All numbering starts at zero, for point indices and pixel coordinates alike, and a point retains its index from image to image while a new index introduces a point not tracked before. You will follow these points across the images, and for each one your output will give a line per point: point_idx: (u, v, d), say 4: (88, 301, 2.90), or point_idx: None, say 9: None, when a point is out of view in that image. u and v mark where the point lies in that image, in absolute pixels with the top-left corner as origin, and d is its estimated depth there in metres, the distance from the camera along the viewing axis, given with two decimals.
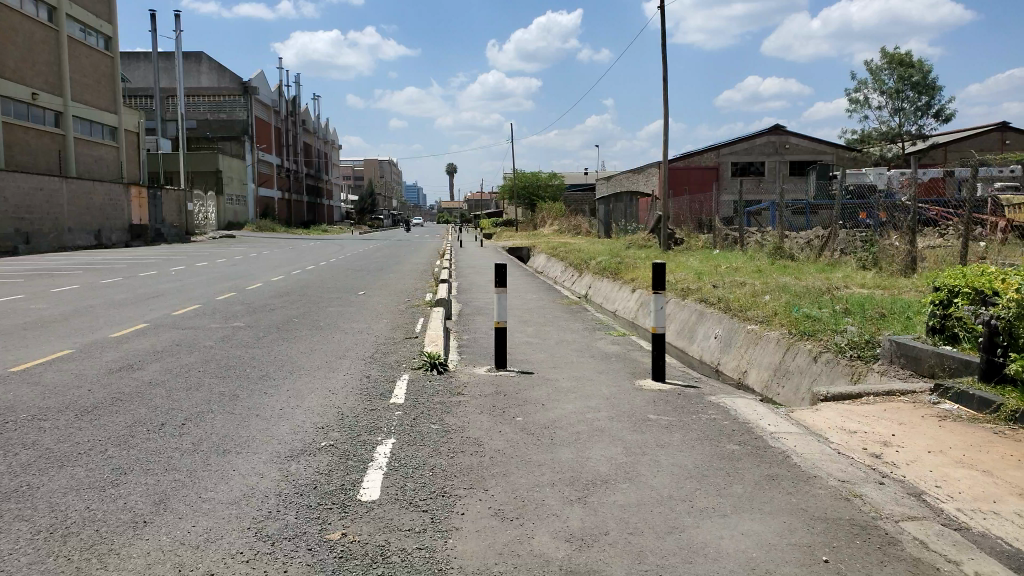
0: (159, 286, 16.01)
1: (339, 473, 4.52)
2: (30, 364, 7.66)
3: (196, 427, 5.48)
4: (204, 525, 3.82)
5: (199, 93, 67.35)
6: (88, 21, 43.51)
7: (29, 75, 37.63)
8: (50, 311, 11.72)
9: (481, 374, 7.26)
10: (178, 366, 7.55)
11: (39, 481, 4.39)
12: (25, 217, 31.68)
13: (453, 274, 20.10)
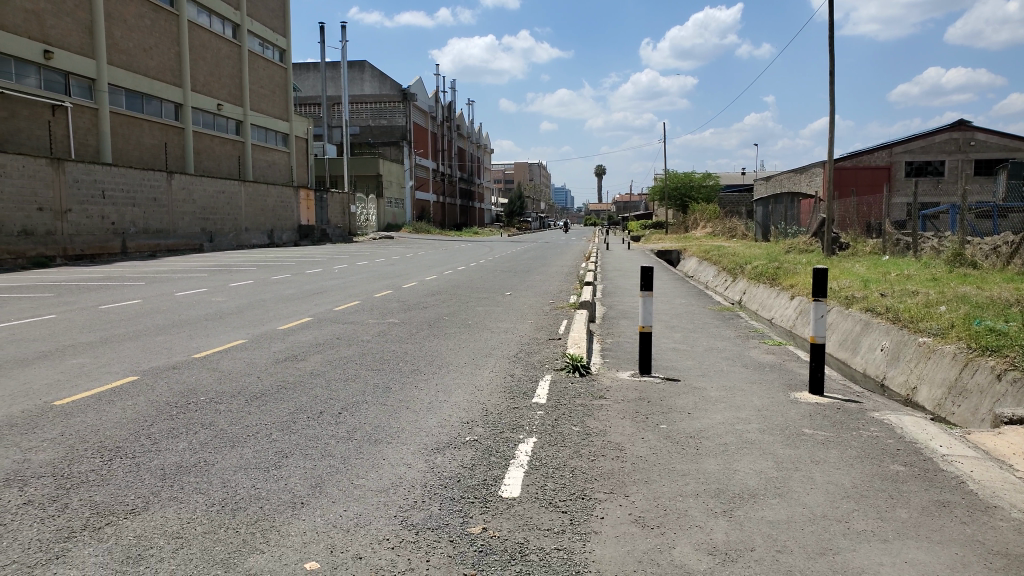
0: (324, 282, 17.04)
1: (482, 468, 4.61)
2: (210, 351, 8.40)
3: (351, 415, 5.79)
4: (355, 509, 4.01)
5: (363, 101, 70.67)
6: (266, 35, 47.28)
7: (216, 87, 41.33)
8: (229, 304, 12.80)
9: (625, 379, 7.18)
10: (337, 358, 8.00)
11: (215, 457, 4.80)
12: (210, 218, 34.78)
13: (600, 276, 20.00)
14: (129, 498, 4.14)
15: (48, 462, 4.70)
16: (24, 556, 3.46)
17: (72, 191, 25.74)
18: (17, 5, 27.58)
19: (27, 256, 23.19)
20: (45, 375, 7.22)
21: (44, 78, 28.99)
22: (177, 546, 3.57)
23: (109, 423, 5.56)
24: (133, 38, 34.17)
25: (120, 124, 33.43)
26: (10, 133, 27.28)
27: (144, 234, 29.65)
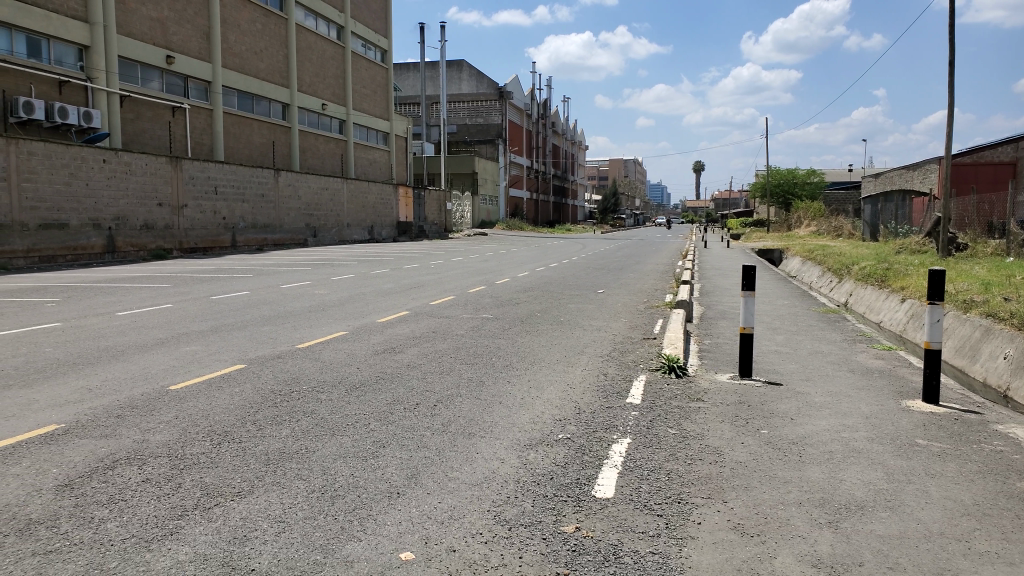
0: (421, 277, 17.40)
1: (575, 467, 4.57)
2: (312, 342, 8.70)
3: (446, 408, 5.87)
4: (449, 502, 4.05)
5: (461, 99, 71.83)
6: (369, 36, 48.65)
7: (321, 87, 42.84)
8: (331, 297, 13.24)
9: (723, 381, 6.97)
10: (433, 351, 8.14)
11: (316, 445, 4.96)
12: (315, 214, 36.14)
13: (697, 275, 19.55)
14: (236, 481, 4.32)
15: (165, 443, 4.97)
16: (142, 531, 3.66)
17: (188, 188, 27.22)
18: (144, 12, 29.44)
19: (148, 249, 25.19)
20: (162, 360, 7.65)
21: (165, 82, 30.81)
22: (279, 529, 3.71)
23: (221, 408, 5.84)
24: (245, 42, 35.86)
25: (233, 124, 35.09)
26: (135, 134, 29.08)
27: (252, 229, 31.06)
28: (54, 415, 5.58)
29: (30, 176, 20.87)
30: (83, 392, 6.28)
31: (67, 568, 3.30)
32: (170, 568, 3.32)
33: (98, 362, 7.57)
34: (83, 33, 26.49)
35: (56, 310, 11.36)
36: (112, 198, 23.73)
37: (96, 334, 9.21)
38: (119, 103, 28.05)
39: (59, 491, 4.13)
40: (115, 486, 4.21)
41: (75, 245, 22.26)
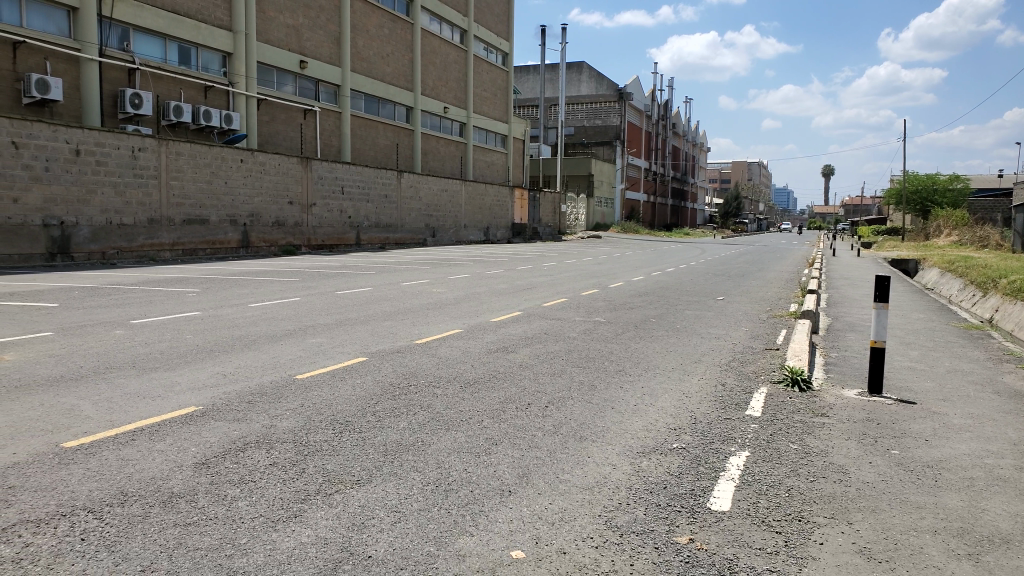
0: (534, 279, 17.52)
1: (690, 477, 4.47)
2: (429, 339, 8.91)
3: (558, 410, 5.88)
4: (560, 504, 4.05)
5: (580, 101, 71.90)
6: (491, 40, 49.46)
7: (443, 91, 43.93)
8: (447, 295, 13.55)
9: (850, 397, 6.62)
10: (546, 353, 8.17)
11: (431, 439, 5.09)
12: (434, 215, 37.07)
13: (823, 284, 18.65)
14: (356, 469, 4.49)
15: (290, 430, 5.23)
16: (270, 511, 3.87)
17: (317, 187, 28.56)
18: (281, 20, 31.18)
19: (278, 244, 26.66)
20: (289, 350, 8.08)
21: (299, 86, 32.45)
22: (395, 519, 3.82)
23: (343, 398, 6.09)
24: (373, 46, 37.30)
25: (359, 127, 36.53)
26: (270, 135, 30.78)
27: (375, 228, 32.27)
28: (194, 398, 6.00)
29: (177, 175, 22.48)
30: (219, 377, 6.74)
31: (204, 540, 3.53)
32: (294, 548, 3.48)
33: (232, 349, 8.07)
34: (227, 41, 28.29)
35: (197, 300, 12.24)
36: (247, 196, 25.21)
37: (232, 323, 9.84)
38: (257, 107, 29.80)
39: (197, 468, 4.43)
40: (245, 467, 4.47)
41: (213, 239, 23.86)
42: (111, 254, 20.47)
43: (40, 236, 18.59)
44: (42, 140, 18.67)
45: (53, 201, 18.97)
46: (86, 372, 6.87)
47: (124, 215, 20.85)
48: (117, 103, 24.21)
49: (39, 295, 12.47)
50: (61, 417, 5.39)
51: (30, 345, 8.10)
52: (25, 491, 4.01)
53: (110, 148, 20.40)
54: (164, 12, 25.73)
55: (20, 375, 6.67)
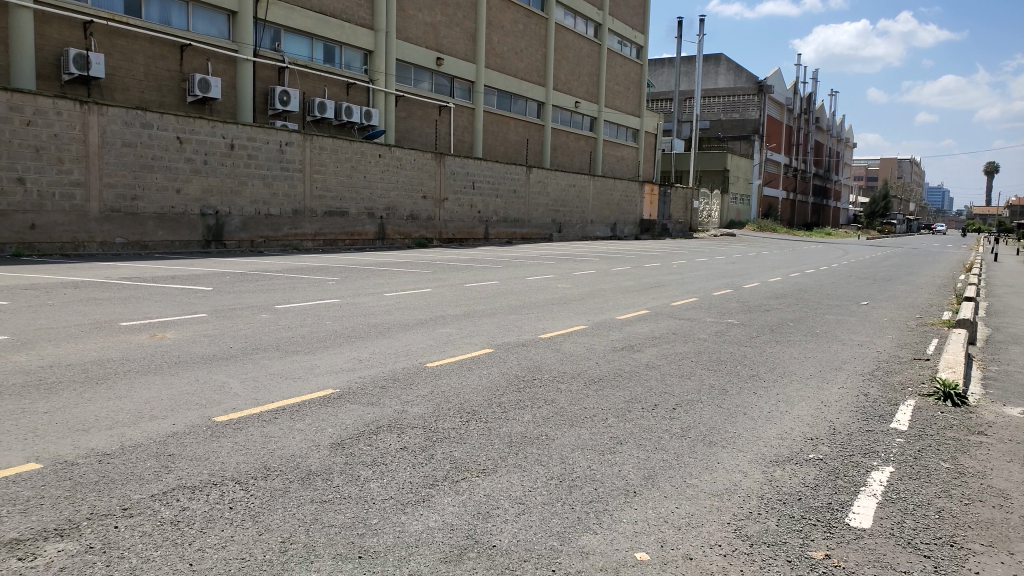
0: (663, 277, 17.19)
1: (826, 490, 4.24)
2: (554, 334, 8.91)
3: (686, 413, 5.73)
4: (686, 508, 3.95)
5: (716, 94, 69.80)
6: (625, 33, 48.93)
7: (575, 86, 43.90)
8: (574, 291, 13.53)
9: (1014, 416, 6.05)
10: (674, 353, 7.98)
11: (555, 433, 5.10)
12: (561, 210, 37.12)
13: (983, 292, 17.17)
14: (481, 459, 4.56)
15: (421, 415, 5.39)
16: (399, 494, 4.00)
17: (450, 182, 29.28)
18: (420, 18, 32.18)
19: (411, 237, 27.56)
20: (419, 339, 8.32)
21: (435, 82, 33.39)
22: (519, 511, 3.85)
23: (470, 388, 6.19)
24: (507, 42, 37.81)
25: (492, 122, 37.12)
26: (407, 130, 31.83)
27: (504, 223, 32.72)
28: (331, 381, 6.30)
29: (320, 169, 23.68)
30: (355, 362, 7.05)
31: (338, 517, 3.69)
32: (421, 532, 3.58)
33: (367, 336, 8.42)
34: (369, 39, 29.49)
35: (335, 288, 12.85)
36: (384, 189, 26.19)
37: (367, 311, 10.27)
38: (395, 103, 30.91)
39: (333, 448, 4.65)
40: (377, 450, 4.64)
41: (351, 231, 25.00)
42: (259, 242, 21.87)
43: (197, 224, 20.14)
44: (203, 136, 20.18)
45: (210, 192, 20.45)
46: (236, 352, 7.37)
47: (271, 206, 22.19)
48: (268, 100, 25.79)
49: (196, 279, 13.51)
50: (214, 393, 5.80)
51: (188, 325, 8.78)
52: (183, 459, 4.36)
53: (261, 143, 21.77)
54: (313, 13, 27.15)
55: (180, 352, 7.25)
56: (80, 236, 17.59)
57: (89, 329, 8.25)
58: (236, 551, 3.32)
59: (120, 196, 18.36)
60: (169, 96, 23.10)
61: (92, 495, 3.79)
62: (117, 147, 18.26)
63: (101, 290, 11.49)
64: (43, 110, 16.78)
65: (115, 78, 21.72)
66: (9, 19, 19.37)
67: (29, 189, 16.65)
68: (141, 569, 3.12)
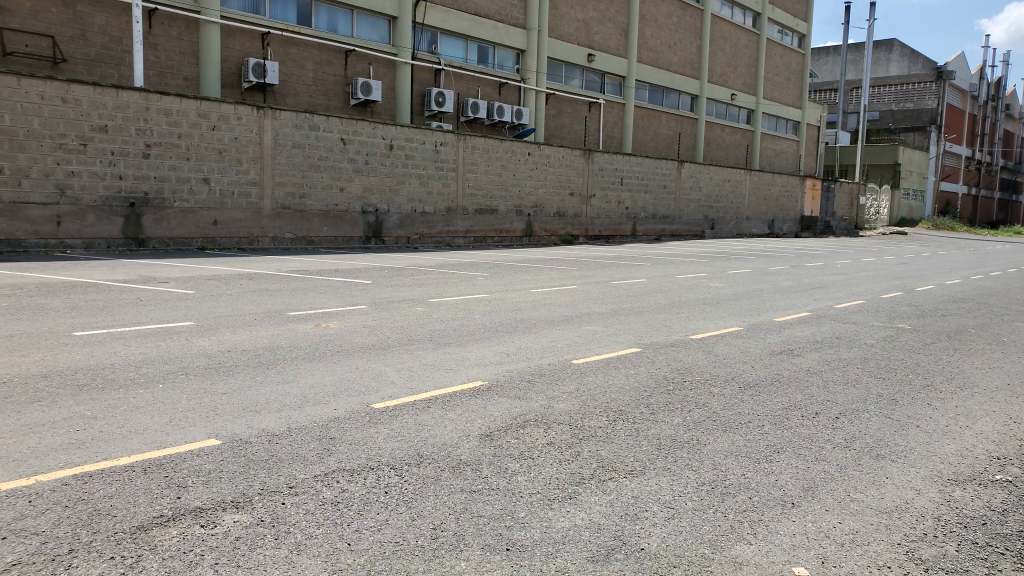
0: (825, 278, 16.24)
1: (1016, 517, 3.81)
2: (706, 335, 8.63)
3: (851, 423, 5.35)
4: (851, 524, 3.69)
5: (888, 83, 65.01)
6: (786, 21, 46.71)
7: (731, 78, 42.36)
8: (728, 291, 13.05)
9: None
10: (837, 359, 7.49)
11: (707, 438, 4.92)
12: (714, 206, 35.93)
13: None
14: (630, 459, 4.48)
15: (567, 412, 5.38)
16: (546, 489, 4.00)
17: (598, 179, 29.16)
18: (572, 15, 32.30)
19: (559, 234, 27.73)
20: (567, 336, 8.32)
21: (585, 79, 33.38)
22: (669, 515, 3.74)
23: (617, 388, 6.11)
24: (660, 37, 37.17)
25: (642, 118, 36.56)
26: (557, 127, 32.00)
27: (653, 219, 32.15)
28: (481, 373, 6.45)
29: (472, 167, 24.28)
30: (503, 356, 7.15)
31: (487, 508, 3.75)
32: (568, 529, 3.56)
33: (515, 331, 8.54)
34: (522, 39, 29.93)
35: (486, 283, 13.13)
36: (533, 187, 26.48)
37: (515, 306, 10.40)
38: (545, 101, 31.15)
39: (482, 440, 4.73)
40: (525, 444, 4.68)
41: (500, 227, 25.48)
42: (413, 238, 22.78)
43: (359, 221, 21.27)
44: (364, 137, 21.26)
45: (370, 190, 21.50)
46: (392, 342, 7.69)
47: (425, 204, 23.02)
48: (424, 102, 26.79)
49: (356, 272, 14.26)
50: (371, 381, 6.09)
51: (349, 316, 9.27)
52: (344, 443, 4.59)
53: (417, 143, 22.65)
54: (468, 15, 27.91)
55: (341, 341, 7.68)
56: (256, 231, 19.06)
57: (262, 318, 8.91)
58: (390, 535, 3.44)
59: (290, 194, 19.70)
60: (335, 100, 24.49)
61: (264, 472, 4.07)
62: (289, 148, 19.62)
63: (274, 281, 12.38)
64: (226, 115, 18.33)
65: (288, 85, 23.30)
66: (199, 33, 21.31)
67: (212, 189, 18.22)
68: (305, 544, 3.31)
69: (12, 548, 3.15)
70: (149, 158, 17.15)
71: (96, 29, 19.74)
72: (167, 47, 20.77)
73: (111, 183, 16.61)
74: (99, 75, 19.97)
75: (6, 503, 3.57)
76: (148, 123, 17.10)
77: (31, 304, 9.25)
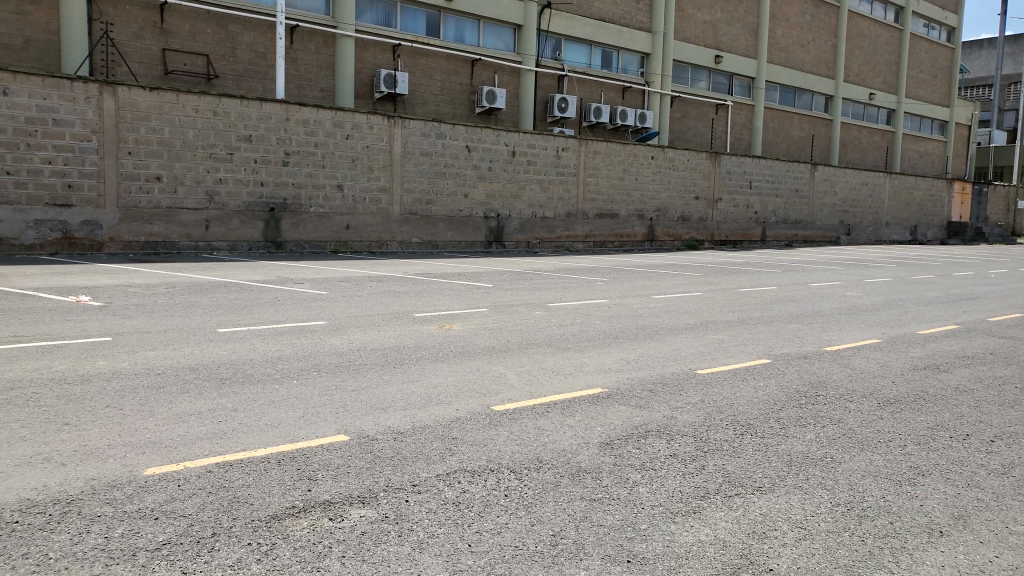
0: (977, 288, 15.02)
1: None
2: (841, 347, 8.17)
3: (1008, 448, 4.90)
4: (1008, 559, 3.36)
5: None
6: (934, 14, 43.69)
7: (871, 75, 40.08)
8: (865, 300, 12.32)
9: None
10: (991, 377, 6.89)
11: (842, 457, 4.63)
12: (851, 211, 34.07)
13: None
14: (758, 475, 4.28)
15: (691, 424, 5.22)
16: (669, 502, 3.89)
17: (725, 182, 28.30)
18: (700, 17, 31.62)
19: (683, 239, 27.15)
20: (691, 344, 8.11)
21: (712, 81, 32.54)
22: (800, 536, 3.54)
23: (745, 399, 5.88)
24: (793, 35, 35.74)
25: (773, 119, 35.21)
26: (682, 131, 31.34)
27: (783, 224, 30.86)
28: (601, 380, 6.38)
29: (594, 172, 24.19)
30: (624, 363, 7.05)
31: (608, 518, 3.68)
32: (692, 544, 3.44)
33: (637, 338, 8.41)
34: (647, 42, 29.53)
35: (607, 289, 13.03)
36: (657, 191, 26.06)
37: (637, 313, 10.27)
38: (670, 104, 30.58)
39: (603, 447, 4.67)
40: (647, 454, 4.58)
41: (622, 232, 25.23)
42: (534, 243, 22.96)
43: (481, 226, 21.65)
44: (488, 143, 21.61)
45: (493, 196, 21.84)
46: (513, 345, 7.75)
47: (547, 208, 23.13)
48: (547, 108, 26.95)
49: (479, 276, 14.53)
50: (493, 383, 6.15)
51: (471, 318, 9.44)
52: (465, 443, 4.65)
53: (540, 149, 22.80)
54: (592, 21, 27.86)
55: (464, 343, 7.81)
56: (384, 236, 19.77)
57: (390, 318, 9.22)
58: (510, 538, 3.44)
59: (417, 200, 20.32)
60: (461, 108, 25.06)
61: (389, 470, 4.18)
62: (416, 156, 20.23)
63: (399, 284, 12.81)
64: (359, 124, 19.13)
65: (416, 94, 24.05)
66: (335, 47, 22.35)
67: (345, 195, 19.04)
68: (427, 543, 3.36)
69: (162, 529, 3.38)
70: (288, 166, 18.15)
71: (243, 46, 21.10)
72: (306, 61, 21.92)
73: (254, 189, 17.68)
74: (245, 88, 21.35)
75: (159, 486, 3.84)
76: (288, 133, 18.09)
77: (182, 302, 9.96)
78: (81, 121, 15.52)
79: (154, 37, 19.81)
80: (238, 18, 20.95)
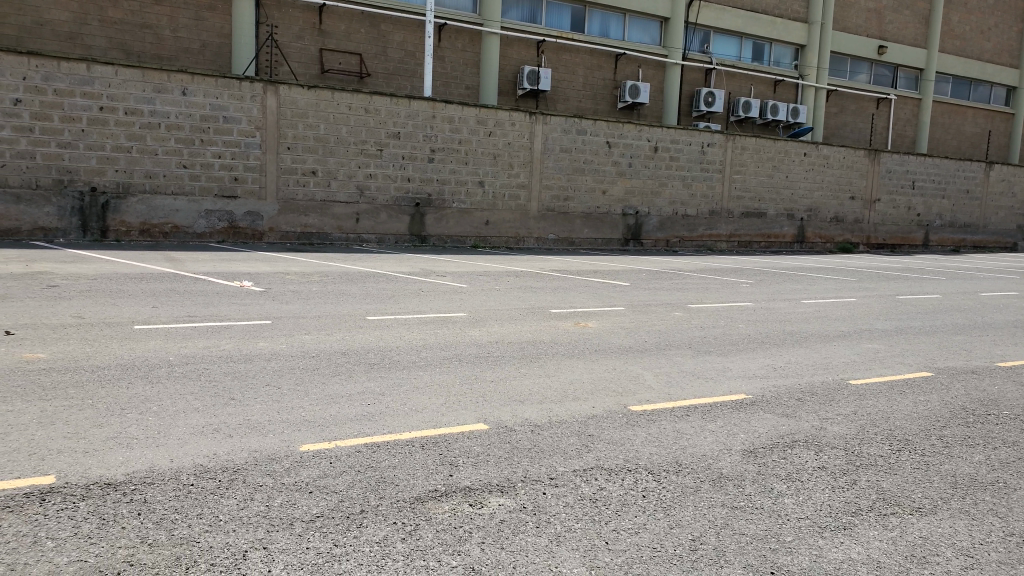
0: None
1: None
2: (1017, 363, 7.42)
3: None
4: None
5: None
6: None
7: None
8: None
9: None
10: None
11: (1018, 483, 4.22)
12: None
13: None
14: (917, 496, 3.98)
15: (842, 436, 4.94)
16: (817, 516, 3.69)
17: (884, 182, 26.49)
18: (862, 5, 29.76)
19: (835, 241, 25.68)
20: (842, 353, 7.65)
21: (874, 73, 30.54)
22: (967, 564, 3.26)
23: (903, 414, 5.48)
24: (970, 21, 32.87)
25: (942, 114, 32.59)
26: (838, 127, 29.63)
27: (950, 227, 28.51)
28: (744, 386, 6.15)
29: (740, 169, 23.35)
30: (769, 369, 6.76)
31: (750, 527, 3.55)
32: (843, 562, 3.26)
33: (783, 344, 8.02)
34: (802, 33, 28.11)
35: (751, 291, 12.55)
36: (807, 190, 24.81)
37: (784, 317, 9.83)
38: (826, 98, 28.97)
39: (746, 455, 4.50)
40: (793, 464, 4.37)
41: (768, 233, 24.21)
42: (674, 241, 22.50)
43: (619, 224, 21.47)
44: (629, 140, 21.36)
45: (632, 193, 21.58)
46: (650, 346, 7.62)
47: (688, 207, 22.59)
48: (693, 103, 26.29)
49: (617, 274, 14.42)
50: (629, 383, 6.08)
51: (608, 316, 9.37)
52: (602, 441, 4.63)
53: (684, 145, 22.28)
54: (744, 12, 26.87)
55: (601, 340, 7.76)
56: (522, 232, 20.03)
57: (527, 313, 9.32)
58: (648, 539, 3.39)
59: (556, 196, 20.44)
60: (603, 104, 24.93)
61: (526, 461, 4.23)
62: (556, 152, 20.33)
63: (538, 280, 12.94)
64: (501, 121, 19.45)
65: (559, 90, 24.16)
66: (481, 44, 22.83)
67: (486, 191, 19.46)
68: (564, 536, 3.38)
69: (316, 502, 3.59)
70: (433, 162, 18.75)
71: (394, 45, 22.01)
72: (453, 59, 22.53)
73: (401, 185, 18.41)
74: (395, 86, 22.25)
75: (312, 461, 4.09)
76: (435, 129, 18.68)
77: (334, 290, 10.54)
78: (249, 119, 16.73)
79: (314, 38, 21.00)
80: (390, 18, 21.84)
